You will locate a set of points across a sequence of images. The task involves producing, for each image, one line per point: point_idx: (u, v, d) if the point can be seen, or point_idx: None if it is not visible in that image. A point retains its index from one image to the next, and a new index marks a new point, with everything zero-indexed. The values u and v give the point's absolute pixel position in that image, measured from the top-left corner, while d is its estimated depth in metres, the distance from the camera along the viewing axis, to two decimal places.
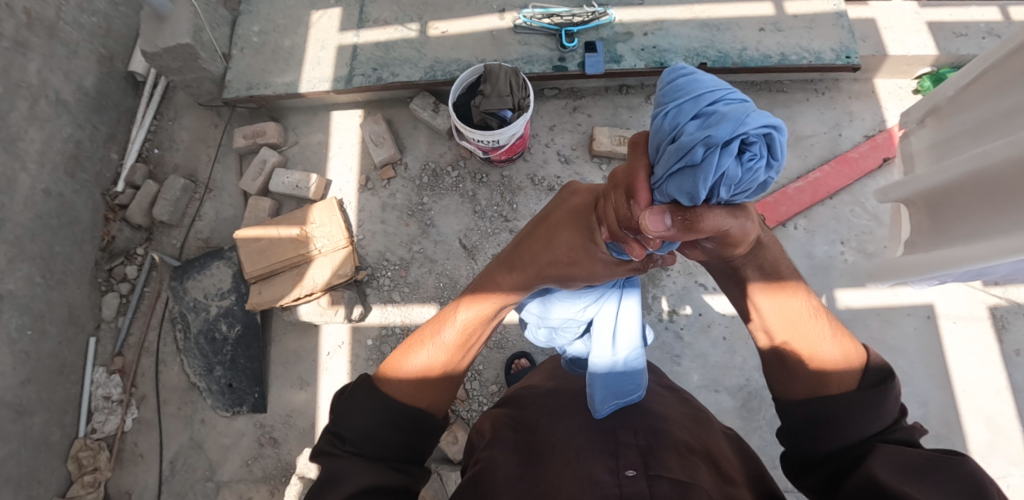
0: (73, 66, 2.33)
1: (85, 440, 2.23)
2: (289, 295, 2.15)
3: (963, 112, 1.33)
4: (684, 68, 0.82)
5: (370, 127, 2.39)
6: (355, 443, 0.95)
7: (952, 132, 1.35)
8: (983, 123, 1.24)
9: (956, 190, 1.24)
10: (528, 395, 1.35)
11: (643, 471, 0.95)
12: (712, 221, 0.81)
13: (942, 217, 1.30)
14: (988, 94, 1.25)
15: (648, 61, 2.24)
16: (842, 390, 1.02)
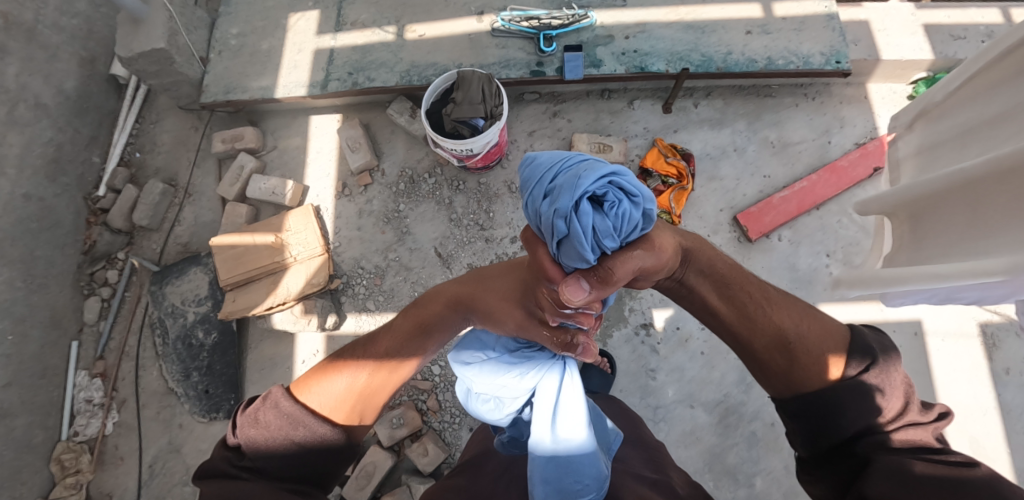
0: (54, 69, 2.30)
1: (67, 443, 2.26)
2: (263, 303, 2.15)
3: (954, 112, 1.05)
4: (528, 158, 0.89)
5: (347, 133, 2.36)
6: (255, 459, 1.01)
7: (940, 137, 1.07)
8: (981, 125, 0.96)
9: (947, 207, 0.95)
10: (487, 462, 1.30)
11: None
12: (624, 268, 0.82)
13: (923, 241, 1.01)
14: (988, 90, 0.97)
15: (629, 66, 2.17)
16: (820, 381, 0.89)
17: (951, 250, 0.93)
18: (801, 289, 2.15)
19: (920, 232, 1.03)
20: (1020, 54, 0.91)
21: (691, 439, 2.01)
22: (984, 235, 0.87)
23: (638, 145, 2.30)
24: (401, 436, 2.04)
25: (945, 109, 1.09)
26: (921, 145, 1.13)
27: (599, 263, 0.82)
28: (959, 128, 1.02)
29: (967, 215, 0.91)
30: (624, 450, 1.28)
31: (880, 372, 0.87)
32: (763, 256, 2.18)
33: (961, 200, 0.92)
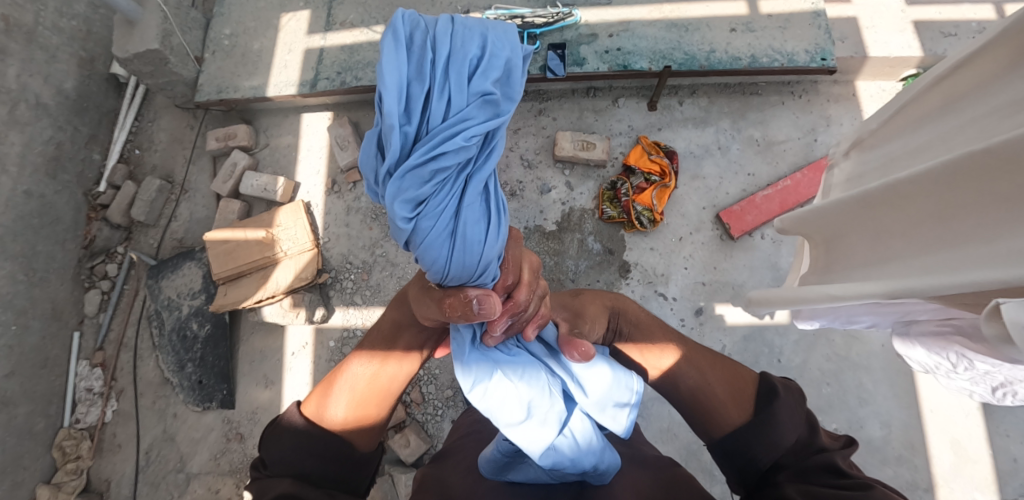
0: (53, 69, 2.38)
1: (68, 430, 2.36)
2: (253, 296, 2.21)
3: (881, 141, 1.00)
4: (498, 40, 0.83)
5: (336, 131, 2.41)
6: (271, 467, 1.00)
7: (864, 167, 1.02)
8: (908, 155, 0.92)
9: (860, 228, 0.91)
10: (467, 438, 1.28)
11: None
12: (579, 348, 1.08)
13: (836, 266, 0.97)
14: (918, 121, 0.94)
15: (611, 64, 2.18)
16: (741, 416, 1.04)
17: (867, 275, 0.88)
18: None
19: (834, 257, 0.97)
20: (954, 80, 0.89)
21: (668, 435, 2.03)
22: (902, 260, 0.84)
23: (622, 143, 2.32)
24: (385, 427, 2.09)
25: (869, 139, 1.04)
26: (840, 172, 1.08)
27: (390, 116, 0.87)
28: (885, 160, 0.98)
29: (886, 238, 0.87)
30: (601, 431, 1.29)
31: (783, 403, 1.02)
32: (745, 255, 2.20)
33: (877, 222, 0.88)
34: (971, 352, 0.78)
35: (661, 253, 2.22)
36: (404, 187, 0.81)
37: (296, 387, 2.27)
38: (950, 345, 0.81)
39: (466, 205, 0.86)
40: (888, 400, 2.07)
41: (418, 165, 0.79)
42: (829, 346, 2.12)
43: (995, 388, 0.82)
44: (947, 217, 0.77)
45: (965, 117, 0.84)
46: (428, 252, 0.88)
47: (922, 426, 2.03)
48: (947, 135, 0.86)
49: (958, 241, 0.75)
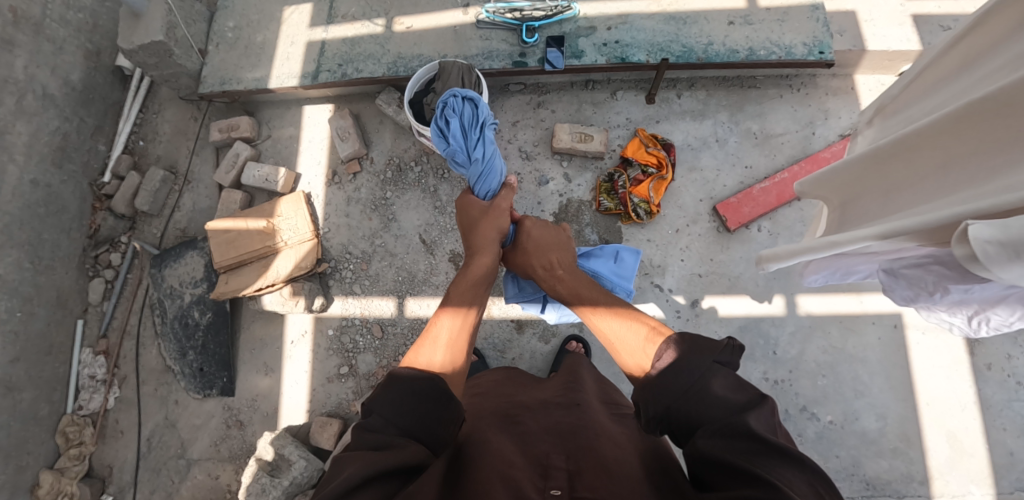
0: (60, 61, 2.42)
1: (72, 416, 2.39)
2: (253, 285, 2.24)
3: (907, 106, 1.20)
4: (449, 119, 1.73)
5: (337, 123, 2.44)
6: (379, 414, 0.97)
7: (891, 129, 1.23)
8: (920, 117, 1.12)
9: (865, 184, 1.14)
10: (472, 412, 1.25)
11: (568, 493, 0.89)
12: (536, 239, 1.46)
13: (846, 217, 1.20)
14: (935, 85, 1.12)
15: (610, 57, 2.20)
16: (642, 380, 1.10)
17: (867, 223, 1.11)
18: (777, 279, 2.17)
19: (849, 216, 1.19)
20: (960, 50, 1.08)
21: None
22: (894, 206, 1.06)
23: (620, 135, 2.33)
24: None
25: (899, 104, 1.24)
26: (876, 136, 1.29)
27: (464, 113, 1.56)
28: (905, 122, 1.18)
29: (887, 191, 1.08)
30: (602, 409, 1.26)
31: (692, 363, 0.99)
32: (740, 247, 2.21)
33: (882, 179, 1.09)
34: (947, 275, 0.98)
35: (657, 244, 2.24)
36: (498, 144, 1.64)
37: (295, 375, 2.30)
38: (931, 272, 1.01)
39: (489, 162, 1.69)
40: (883, 392, 2.07)
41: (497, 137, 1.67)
42: (825, 339, 2.13)
43: (971, 318, 1.03)
44: (937, 168, 0.96)
45: (958, 85, 1.04)
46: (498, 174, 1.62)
47: (918, 419, 2.03)
48: (949, 98, 1.05)
49: (939, 191, 0.95)
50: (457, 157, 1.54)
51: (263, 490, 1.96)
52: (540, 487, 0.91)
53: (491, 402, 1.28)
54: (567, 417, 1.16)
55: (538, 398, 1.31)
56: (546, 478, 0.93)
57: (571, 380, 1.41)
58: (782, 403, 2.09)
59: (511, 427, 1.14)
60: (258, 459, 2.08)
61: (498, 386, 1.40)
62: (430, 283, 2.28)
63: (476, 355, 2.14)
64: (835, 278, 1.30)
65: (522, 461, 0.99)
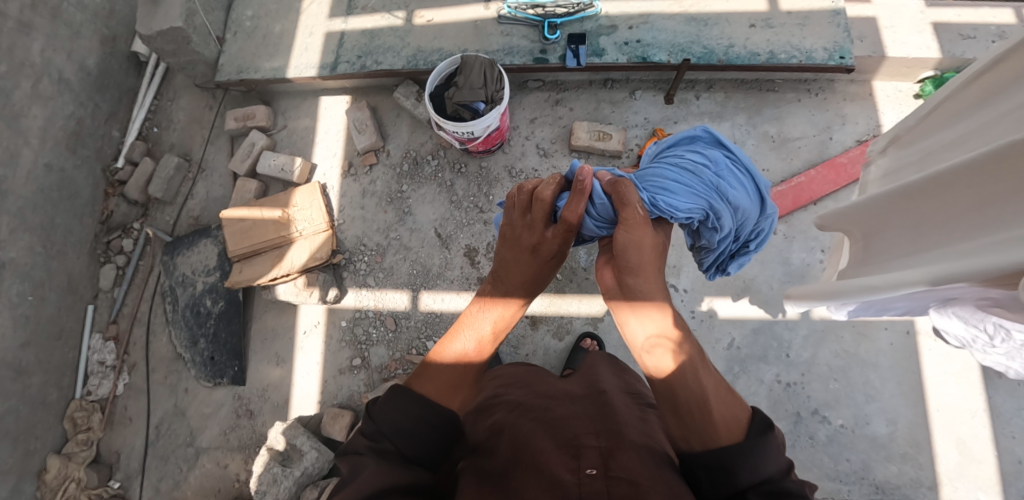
0: (76, 45, 2.41)
1: (80, 401, 2.39)
2: (267, 275, 2.24)
3: (922, 138, 1.19)
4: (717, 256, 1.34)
5: (354, 114, 2.44)
6: (390, 440, 0.98)
7: (905, 161, 1.22)
8: (943, 153, 1.09)
9: (896, 223, 1.12)
10: (489, 402, 1.28)
11: (603, 472, 0.91)
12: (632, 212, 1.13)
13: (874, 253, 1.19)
14: (952, 119, 1.11)
15: (631, 56, 2.20)
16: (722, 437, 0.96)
17: (899, 262, 1.08)
18: (792, 283, 2.17)
19: (874, 246, 1.20)
20: (978, 85, 1.07)
21: None
22: (927, 247, 1.03)
23: (638, 135, 2.33)
24: None
25: (913, 135, 1.23)
26: (891, 168, 1.27)
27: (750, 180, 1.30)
28: (921, 155, 1.17)
29: (916, 229, 1.05)
30: (623, 395, 1.28)
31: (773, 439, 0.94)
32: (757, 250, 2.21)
33: (911, 216, 1.07)
34: (1006, 322, 0.93)
35: (672, 244, 2.25)
36: (704, 180, 1.22)
37: (307, 366, 2.29)
38: (987, 318, 0.96)
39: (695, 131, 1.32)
40: (894, 397, 2.07)
41: (711, 182, 1.23)
42: (838, 343, 2.13)
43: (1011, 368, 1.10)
44: (970, 207, 0.92)
45: (978, 121, 1.03)
46: (667, 171, 1.23)
47: (928, 425, 2.04)
48: (974, 133, 1.02)
49: (974, 230, 0.91)
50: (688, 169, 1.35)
51: (275, 480, 1.99)
52: (573, 467, 0.93)
53: (514, 391, 1.30)
54: (587, 404, 1.18)
55: (561, 387, 1.32)
56: (579, 458, 0.95)
57: (591, 373, 1.42)
58: (794, 406, 2.09)
59: (538, 410, 1.16)
60: (270, 448, 2.08)
61: (514, 375, 1.42)
62: (445, 277, 2.27)
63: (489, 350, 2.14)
64: (871, 312, 1.33)
65: (554, 444, 1.00)
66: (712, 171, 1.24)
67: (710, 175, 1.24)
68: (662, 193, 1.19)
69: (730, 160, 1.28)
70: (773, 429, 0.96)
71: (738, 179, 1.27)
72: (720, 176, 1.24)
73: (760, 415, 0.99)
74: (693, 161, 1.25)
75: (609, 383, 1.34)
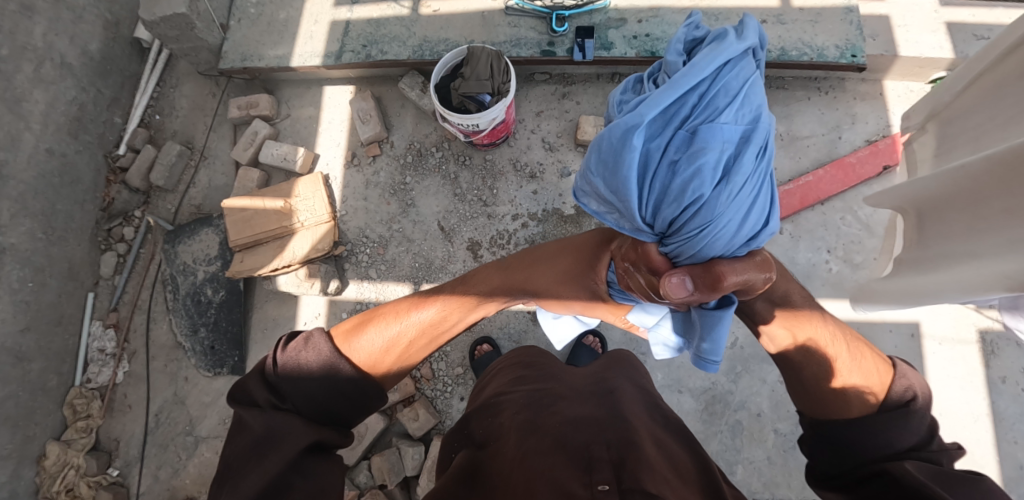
0: (79, 30, 2.39)
1: (80, 389, 2.38)
2: (269, 265, 2.23)
3: (956, 116, 1.26)
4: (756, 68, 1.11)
5: (358, 104, 2.41)
6: (295, 401, 1.06)
7: (944, 139, 1.29)
8: (985, 130, 1.13)
9: (953, 215, 1.17)
10: (492, 404, 1.25)
11: (617, 487, 0.88)
12: (733, 276, 0.99)
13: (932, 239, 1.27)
14: (976, 98, 1.18)
15: (639, 50, 2.17)
16: (863, 411, 1.09)
17: (967, 260, 1.14)
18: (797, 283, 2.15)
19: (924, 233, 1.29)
20: (997, 67, 1.14)
21: None
22: (987, 244, 1.07)
23: None
24: (394, 401, 2.12)
25: (948, 111, 1.30)
26: (935, 144, 1.33)
27: (727, 86, 0.94)
28: (956, 132, 1.24)
29: (970, 224, 1.11)
30: (635, 395, 1.26)
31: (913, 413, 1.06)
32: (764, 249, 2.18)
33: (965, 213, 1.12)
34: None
35: None
36: (752, 171, 0.95)
37: None
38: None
39: (639, 152, 0.94)
40: None
41: (756, 157, 0.95)
42: None
43: None
44: (996, 206, 1.02)
45: (997, 107, 1.11)
46: (724, 221, 0.95)
47: None
48: (998, 116, 1.10)
49: (1001, 227, 1.02)
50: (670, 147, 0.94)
51: None
52: (586, 482, 0.89)
53: (520, 391, 1.28)
54: (598, 408, 1.15)
55: (570, 385, 1.30)
56: (592, 472, 0.92)
57: (600, 370, 1.40)
58: None
59: (550, 414, 1.13)
60: None
61: (519, 372, 1.41)
62: (447, 270, 2.26)
63: (490, 345, 2.14)
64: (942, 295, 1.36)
65: (564, 457, 0.97)
66: (733, 155, 0.93)
67: (746, 154, 0.94)
68: (751, 227, 0.99)
69: (708, 112, 0.93)
70: (914, 404, 1.07)
71: (733, 114, 0.94)
72: (747, 141, 0.94)
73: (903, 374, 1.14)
74: (710, 170, 0.92)
75: (621, 381, 1.33)
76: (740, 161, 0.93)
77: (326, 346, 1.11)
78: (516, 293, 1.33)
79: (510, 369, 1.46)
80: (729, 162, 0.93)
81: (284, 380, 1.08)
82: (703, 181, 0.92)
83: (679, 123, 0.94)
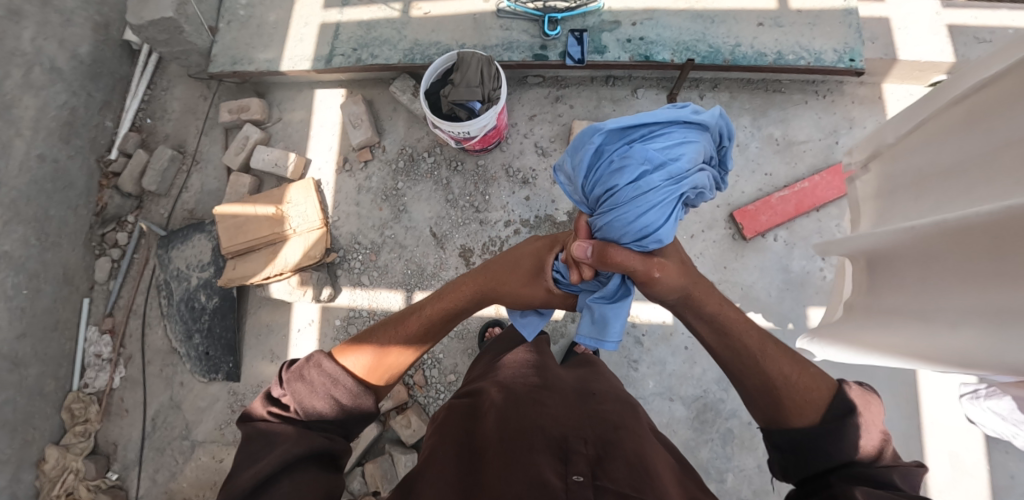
0: (68, 34, 2.37)
1: (78, 393, 2.41)
2: (261, 273, 2.24)
3: (905, 154, 0.98)
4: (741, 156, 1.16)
5: (350, 108, 2.39)
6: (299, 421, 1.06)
7: (889, 183, 1.01)
8: (944, 169, 0.87)
9: (905, 269, 0.92)
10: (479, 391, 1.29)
11: (591, 479, 0.90)
12: (620, 257, 1.06)
13: (883, 289, 0.99)
14: (931, 136, 0.92)
15: (633, 54, 2.13)
16: (804, 422, 0.98)
17: (938, 320, 0.85)
18: (791, 291, 2.13)
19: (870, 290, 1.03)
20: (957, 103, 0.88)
21: (668, 430, 2.07)
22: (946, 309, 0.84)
23: None
24: (387, 407, 2.14)
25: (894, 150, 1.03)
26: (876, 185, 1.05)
27: (683, 132, 1.01)
28: (905, 175, 0.97)
29: (923, 284, 0.88)
30: (614, 398, 1.29)
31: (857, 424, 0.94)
32: (757, 256, 2.17)
33: (937, 255, 0.85)
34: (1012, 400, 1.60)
35: None
36: (659, 195, 1.01)
37: None
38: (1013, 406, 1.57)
39: (595, 146, 1.06)
40: (887, 408, 2.06)
41: (671, 188, 1.01)
42: None
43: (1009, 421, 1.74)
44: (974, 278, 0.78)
45: (961, 145, 0.84)
46: (617, 215, 1.05)
47: (921, 437, 2.02)
48: (959, 160, 0.84)
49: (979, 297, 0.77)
50: (612, 152, 1.05)
51: None
52: (559, 471, 0.91)
53: (507, 379, 1.31)
54: (580, 405, 1.19)
55: (552, 378, 1.34)
56: (567, 463, 0.93)
57: (582, 373, 1.44)
58: None
59: (531, 401, 1.17)
60: None
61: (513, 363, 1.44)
62: (439, 277, 2.25)
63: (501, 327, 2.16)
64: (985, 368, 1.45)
65: (542, 445, 0.99)
66: (651, 172, 1.01)
67: (660, 177, 1.00)
68: (643, 234, 1.05)
69: (657, 139, 1.01)
70: (853, 414, 0.95)
71: (671, 146, 1.01)
72: (665, 171, 1.00)
73: (844, 393, 0.99)
74: (631, 181, 1.02)
75: (604, 387, 1.36)
76: (654, 179, 1.00)
77: (326, 366, 1.10)
78: (492, 298, 1.28)
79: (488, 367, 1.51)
80: (646, 179, 1.01)
81: (293, 399, 1.07)
82: (620, 178, 1.03)
83: (631, 139, 1.03)
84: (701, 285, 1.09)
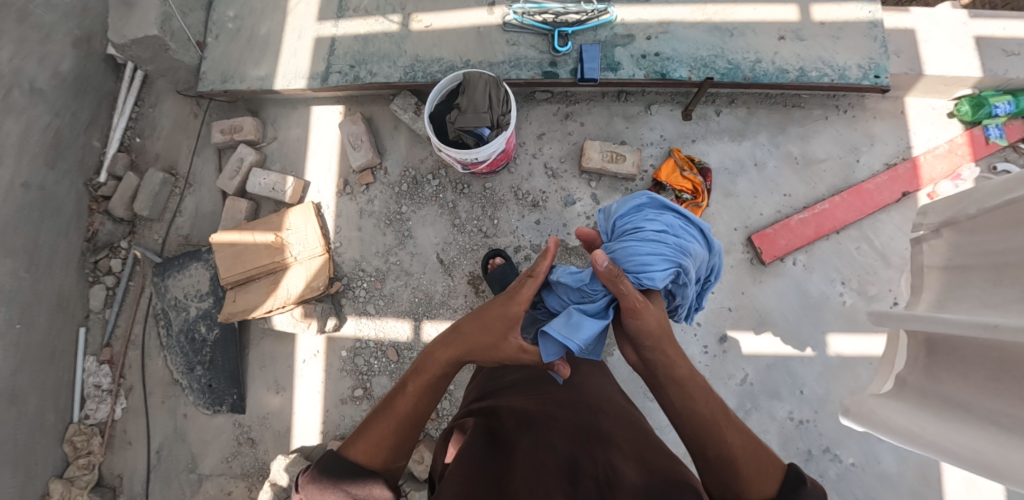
0: (48, 51, 2.22)
1: (79, 425, 2.33)
2: (263, 306, 2.16)
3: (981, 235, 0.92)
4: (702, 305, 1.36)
5: (348, 128, 2.28)
6: None
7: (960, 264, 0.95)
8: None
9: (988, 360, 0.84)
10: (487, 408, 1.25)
11: None
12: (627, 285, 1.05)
13: (952, 380, 0.90)
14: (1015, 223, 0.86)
15: (648, 71, 2.02)
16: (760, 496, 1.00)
17: None
18: (808, 316, 2.08)
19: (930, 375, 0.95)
20: None
21: None
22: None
23: (653, 155, 2.18)
24: None
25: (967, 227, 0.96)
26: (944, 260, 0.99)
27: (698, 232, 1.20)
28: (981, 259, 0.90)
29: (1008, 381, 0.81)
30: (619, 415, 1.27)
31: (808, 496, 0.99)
32: (775, 280, 2.10)
33: None
34: None
35: None
36: (671, 257, 1.11)
37: (308, 394, 2.24)
38: None
39: (643, 199, 1.19)
40: None
41: (680, 258, 1.12)
42: (853, 381, 2.02)
43: None
44: None
45: None
46: (635, 249, 1.11)
47: None
48: None
49: None
50: (650, 210, 1.18)
51: None
52: None
53: (517, 396, 1.28)
54: (587, 425, 1.16)
55: (565, 392, 1.30)
56: None
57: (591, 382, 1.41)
58: (805, 444, 2.00)
59: (539, 423, 1.13)
60: (273, 484, 2.07)
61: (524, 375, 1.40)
62: (448, 305, 2.18)
63: None
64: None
65: (549, 477, 0.96)
66: (672, 236, 1.14)
67: (672, 244, 1.13)
68: (642, 274, 1.09)
69: (684, 223, 1.18)
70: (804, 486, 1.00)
71: (689, 235, 1.17)
72: (680, 245, 1.13)
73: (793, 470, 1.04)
74: (657, 229, 1.13)
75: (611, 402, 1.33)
76: (673, 241, 1.13)
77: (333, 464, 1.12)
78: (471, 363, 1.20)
79: (496, 380, 1.46)
80: (669, 238, 1.13)
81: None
82: (652, 225, 1.14)
83: (672, 211, 1.19)
84: (668, 341, 1.11)
